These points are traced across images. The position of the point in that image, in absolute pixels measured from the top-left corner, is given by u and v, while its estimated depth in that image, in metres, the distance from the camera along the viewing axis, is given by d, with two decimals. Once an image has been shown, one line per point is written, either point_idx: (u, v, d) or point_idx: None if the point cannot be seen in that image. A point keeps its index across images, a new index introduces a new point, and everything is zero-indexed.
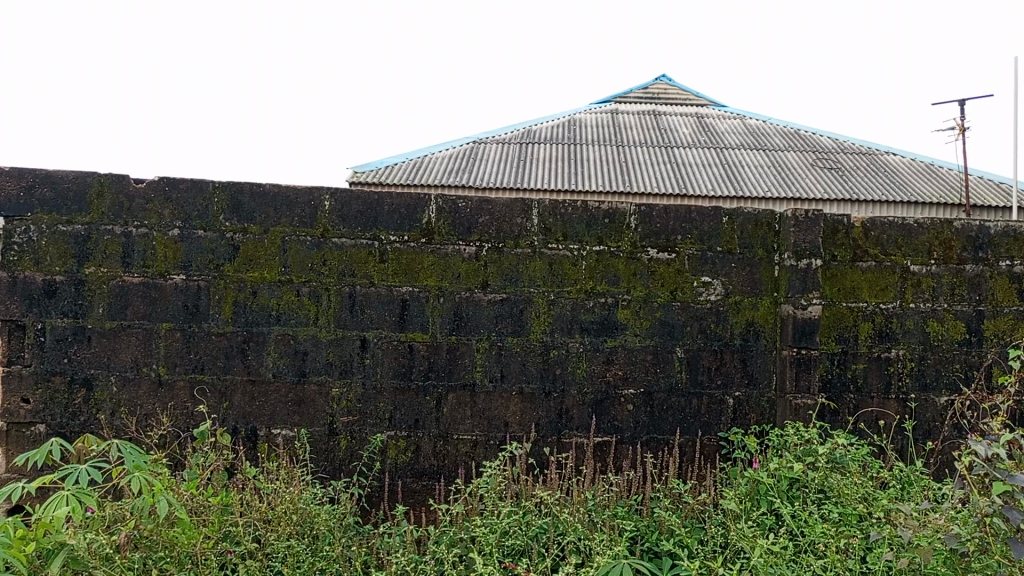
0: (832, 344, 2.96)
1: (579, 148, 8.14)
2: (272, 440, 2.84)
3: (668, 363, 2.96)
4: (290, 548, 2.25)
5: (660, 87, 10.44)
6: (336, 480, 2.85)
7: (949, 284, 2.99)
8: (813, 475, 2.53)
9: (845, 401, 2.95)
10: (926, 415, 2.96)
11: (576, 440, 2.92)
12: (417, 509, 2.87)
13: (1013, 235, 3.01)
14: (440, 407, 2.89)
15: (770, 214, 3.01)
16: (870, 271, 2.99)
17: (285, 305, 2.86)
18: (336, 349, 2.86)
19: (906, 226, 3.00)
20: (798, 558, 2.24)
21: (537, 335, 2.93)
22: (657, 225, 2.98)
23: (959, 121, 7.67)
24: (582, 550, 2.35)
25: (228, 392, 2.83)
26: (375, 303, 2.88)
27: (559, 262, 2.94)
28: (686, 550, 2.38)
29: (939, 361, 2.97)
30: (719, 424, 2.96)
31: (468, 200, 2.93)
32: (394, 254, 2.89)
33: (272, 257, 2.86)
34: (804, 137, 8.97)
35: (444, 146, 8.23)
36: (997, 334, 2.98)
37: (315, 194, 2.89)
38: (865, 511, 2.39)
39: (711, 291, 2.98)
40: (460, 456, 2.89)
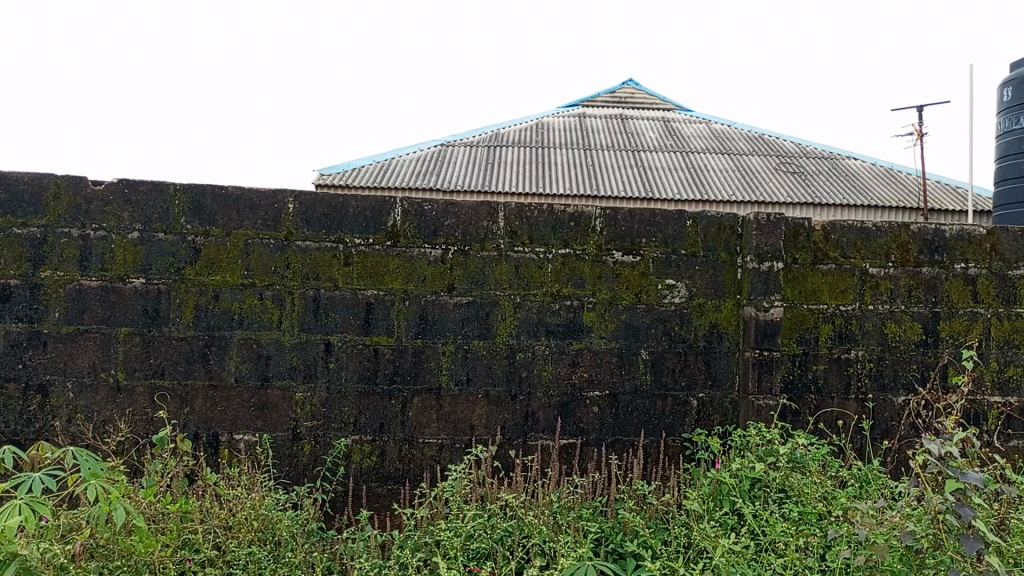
0: (793, 345, 3.00)
1: (548, 151, 8.17)
2: (234, 446, 2.80)
3: (633, 365, 2.98)
4: (252, 555, 2.23)
5: (627, 91, 10.53)
6: (299, 485, 2.82)
7: (907, 286, 3.06)
8: (774, 475, 2.56)
9: (806, 401, 2.99)
10: (885, 415, 3.02)
11: (542, 443, 2.93)
12: (382, 513, 2.85)
13: (968, 238, 3.08)
14: (406, 411, 2.88)
15: (733, 217, 3.05)
16: (831, 273, 3.04)
17: (248, 309, 2.82)
18: (301, 354, 2.84)
19: (865, 229, 3.05)
20: (759, 557, 2.26)
21: (503, 339, 2.93)
22: (622, 228, 3.00)
23: (918, 127, 7.84)
24: (548, 551, 2.35)
25: (190, 397, 2.78)
26: (339, 307, 2.86)
27: (525, 265, 2.95)
28: (650, 550, 2.39)
29: (896, 362, 3.03)
30: (684, 425, 2.99)
31: (434, 203, 2.92)
32: (359, 258, 2.88)
33: (234, 260, 2.83)
34: (769, 141, 9.11)
35: (412, 149, 8.21)
36: (953, 335, 3.05)
37: (279, 196, 2.86)
38: (825, 510, 2.42)
39: (676, 293, 3.01)
40: (425, 459, 2.87)
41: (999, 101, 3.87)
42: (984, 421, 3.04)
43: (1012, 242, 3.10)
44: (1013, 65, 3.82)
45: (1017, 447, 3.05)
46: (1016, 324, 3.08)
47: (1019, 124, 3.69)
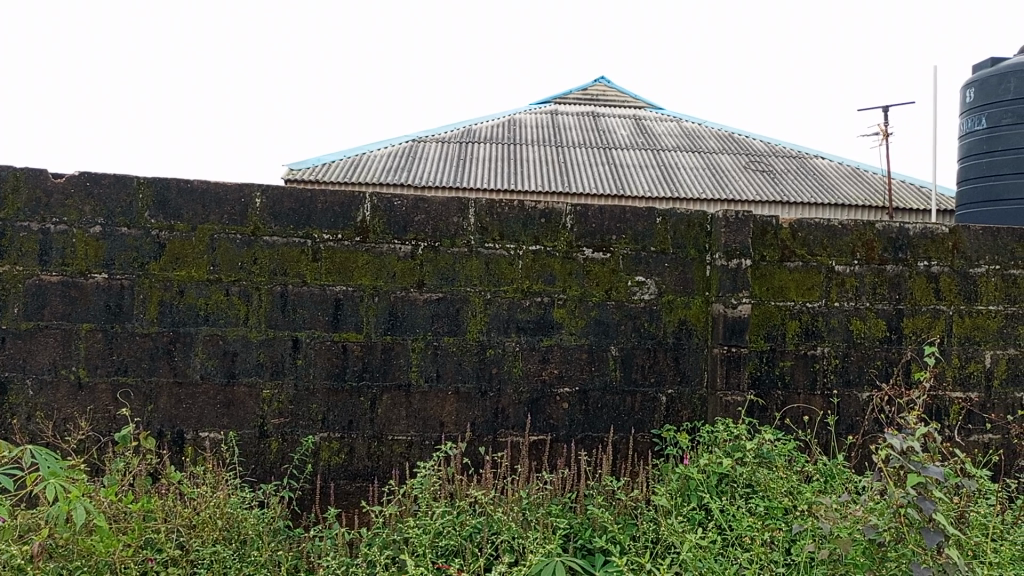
0: (761, 342, 3.03)
1: (520, 148, 8.17)
2: (199, 444, 2.76)
3: (603, 362, 2.99)
4: (216, 554, 2.20)
5: (599, 89, 10.56)
6: (266, 483, 2.79)
7: (871, 283, 3.10)
8: (741, 470, 2.59)
9: (773, 397, 3.03)
10: (850, 410, 3.06)
11: (512, 439, 2.92)
12: (350, 511, 2.82)
13: (931, 237, 3.13)
14: (375, 408, 2.85)
15: (702, 215, 3.07)
16: (797, 270, 3.07)
17: (214, 304, 2.78)
18: (268, 350, 2.80)
19: (831, 228, 3.09)
20: (726, 552, 2.28)
21: (473, 335, 2.92)
22: (593, 225, 3.00)
23: (883, 127, 7.96)
24: (516, 548, 2.36)
25: (154, 394, 2.74)
26: (307, 303, 2.83)
27: (495, 261, 2.94)
28: (619, 546, 2.40)
29: (861, 358, 3.08)
30: (653, 421, 3.00)
31: (404, 198, 2.90)
32: (327, 253, 2.85)
33: (200, 255, 2.78)
34: (739, 140, 9.19)
35: (383, 144, 8.16)
36: (916, 331, 3.11)
37: (245, 191, 2.81)
38: (791, 504, 2.45)
39: (645, 290, 3.02)
40: (394, 457, 2.86)
41: (961, 103, 3.95)
42: (946, 416, 3.10)
43: (974, 240, 3.15)
44: (975, 67, 3.90)
45: (977, 441, 3.11)
46: (978, 321, 3.14)
47: (981, 125, 3.77)
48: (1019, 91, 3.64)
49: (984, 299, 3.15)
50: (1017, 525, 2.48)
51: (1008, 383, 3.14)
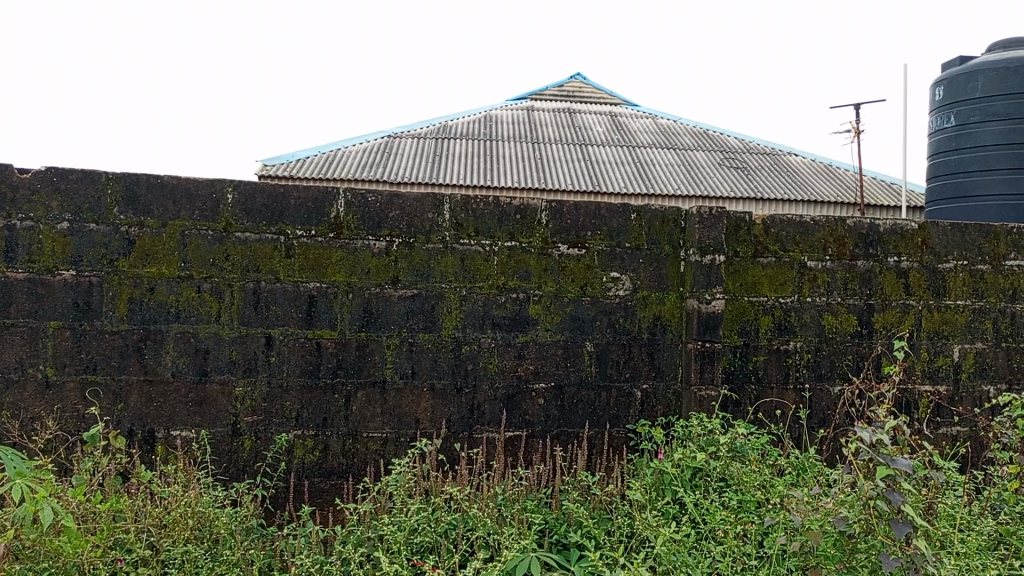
0: (734, 337, 3.05)
1: (496, 144, 8.16)
2: (170, 443, 2.72)
3: (578, 357, 2.99)
4: (187, 554, 2.18)
5: (576, 85, 10.46)
6: (239, 482, 2.76)
7: (842, 279, 3.14)
8: (715, 464, 2.60)
9: (747, 391, 3.05)
10: (821, 404, 3.09)
11: (487, 435, 2.92)
12: (324, 509, 2.80)
13: (901, 233, 3.17)
14: (349, 405, 2.84)
15: (676, 211, 3.09)
16: (770, 266, 3.10)
17: (185, 302, 2.75)
18: (240, 348, 2.78)
19: (803, 224, 3.12)
20: (699, 545, 2.30)
21: (448, 332, 2.91)
22: (568, 221, 3.01)
23: (855, 124, 8.05)
24: (492, 544, 2.36)
25: (124, 393, 2.70)
26: (280, 300, 2.81)
27: (470, 258, 2.94)
28: (593, 541, 2.41)
29: (833, 353, 3.11)
30: (628, 416, 3.01)
31: (378, 194, 2.88)
32: (301, 250, 2.82)
33: (170, 252, 2.75)
34: (714, 137, 9.25)
35: (359, 140, 8.10)
36: (886, 326, 3.15)
37: (217, 186, 2.78)
38: (763, 498, 2.47)
39: (620, 286, 3.04)
40: (369, 454, 2.84)
41: (931, 101, 4.01)
42: (915, 409, 3.15)
43: (942, 236, 3.20)
44: (944, 66, 3.96)
45: (946, 433, 3.16)
46: (946, 316, 3.19)
47: (950, 123, 3.82)
48: (986, 90, 3.69)
49: (953, 294, 3.20)
50: (983, 515, 2.53)
51: (975, 376, 3.20)
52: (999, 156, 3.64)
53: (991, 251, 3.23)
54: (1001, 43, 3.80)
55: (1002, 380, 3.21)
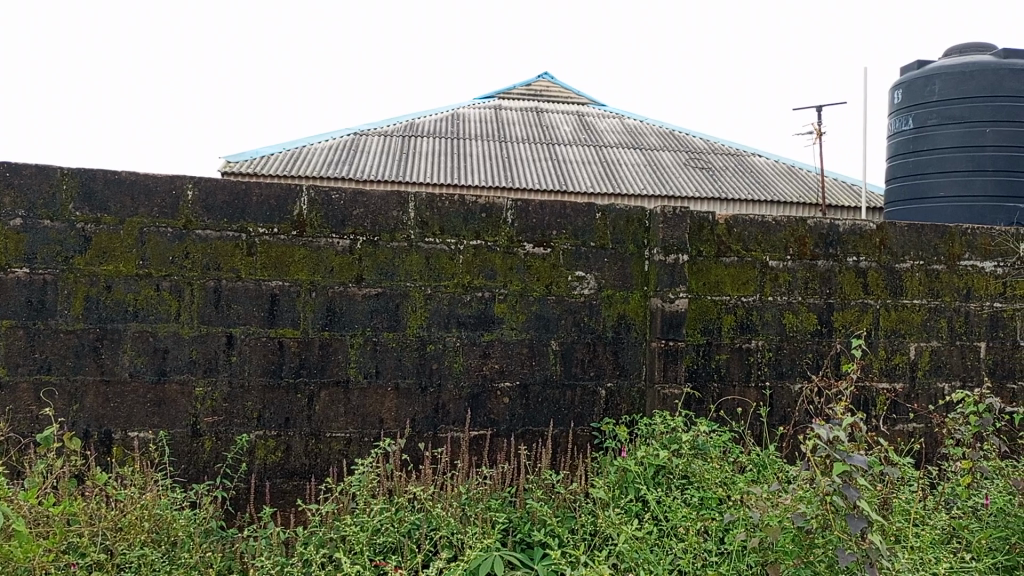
0: (697, 336, 3.09)
1: (463, 142, 8.14)
2: (128, 444, 2.67)
3: (543, 356, 3.00)
4: (144, 556, 2.15)
5: (543, 84, 10.50)
6: (198, 483, 2.72)
7: (803, 278, 3.19)
8: (678, 462, 2.63)
9: (709, 389, 3.09)
10: (782, 402, 3.14)
11: (452, 434, 2.92)
12: (286, 510, 2.77)
13: (859, 233, 3.23)
14: (312, 405, 2.81)
15: (641, 210, 3.11)
16: (733, 265, 3.13)
17: (143, 300, 2.70)
18: (201, 347, 2.73)
19: (765, 224, 3.16)
20: (660, 542, 2.32)
21: (413, 330, 2.90)
22: (533, 220, 3.01)
23: (817, 126, 8.18)
24: (455, 543, 2.36)
25: (79, 393, 2.64)
26: (242, 298, 2.77)
27: (435, 256, 2.93)
28: (557, 539, 2.42)
29: (794, 351, 3.16)
30: (592, 415, 3.03)
31: (342, 192, 2.86)
32: (263, 248, 2.79)
33: (128, 250, 2.69)
34: (679, 137, 9.33)
35: (325, 137, 8.02)
36: (845, 324, 3.21)
37: (177, 183, 2.73)
38: (725, 495, 2.50)
39: (585, 285, 3.05)
40: (333, 454, 2.81)
41: (890, 104, 4.09)
42: (873, 406, 3.21)
43: (900, 237, 3.26)
44: (902, 70, 4.04)
45: (902, 430, 3.23)
46: (902, 315, 3.26)
47: (908, 125, 3.90)
48: (942, 94, 3.77)
49: (909, 293, 3.26)
50: (937, 509, 2.58)
51: (931, 374, 3.27)
52: (955, 159, 3.72)
53: (946, 252, 3.30)
54: (957, 48, 3.88)
55: (956, 377, 3.29)
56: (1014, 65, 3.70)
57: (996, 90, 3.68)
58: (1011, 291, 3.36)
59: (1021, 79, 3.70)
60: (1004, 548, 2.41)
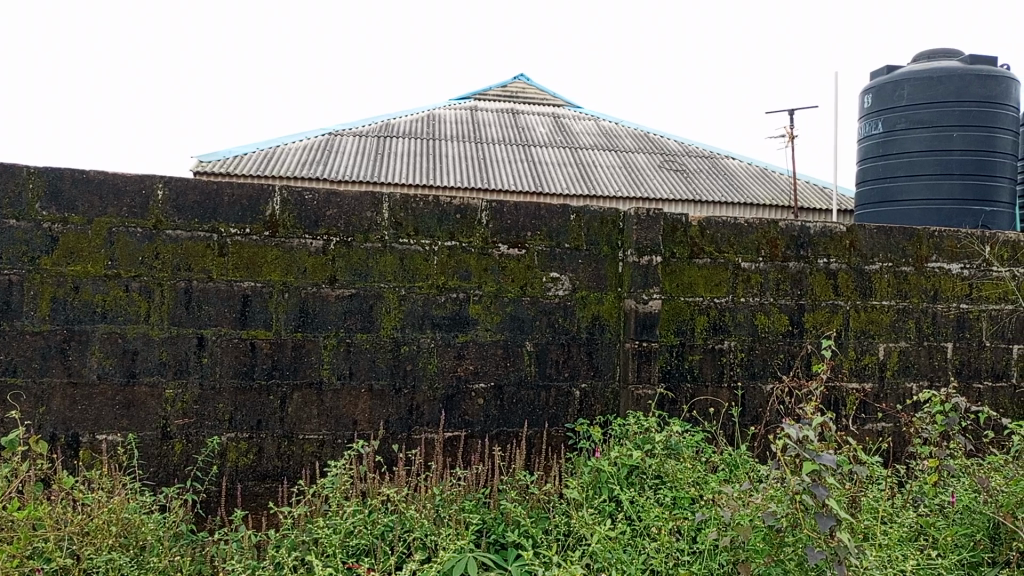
0: (671, 337, 3.11)
1: (439, 143, 8.12)
2: (96, 447, 2.63)
3: (518, 357, 3.00)
4: (112, 562, 2.12)
5: (519, 86, 10.50)
6: (168, 487, 2.68)
7: (775, 280, 3.22)
8: (651, 462, 2.64)
9: (682, 389, 3.11)
10: (754, 402, 3.17)
11: (426, 436, 2.91)
12: (257, 513, 2.75)
13: (830, 235, 3.27)
14: (285, 407, 2.79)
15: (615, 212, 3.12)
16: (706, 267, 3.16)
17: (112, 301, 2.66)
18: (171, 348, 2.70)
19: (737, 226, 3.19)
20: (634, 542, 2.33)
21: (387, 332, 2.89)
22: (508, 221, 3.01)
23: (789, 129, 8.27)
24: (429, 545, 2.35)
25: (46, 396, 2.59)
26: (213, 299, 2.74)
27: (409, 257, 2.92)
28: (531, 540, 2.43)
29: (765, 352, 3.20)
30: (567, 415, 3.04)
31: (315, 192, 2.84)
32: (235, 248, 2.76)
33: (96, 250, 2.65)
34: (654, 140, 9.39)
35: (299, 137, 7.97)
36: (816, 325, 3.25)
37: (147, 182, 2.69)
38: (697, 494, 2.52)
39: (560, 286, 3.06)
40: (305, 456, 2.79)
41: (861, 107, 4.14)
42: (843, 406, 3.26)
43: (869, 239, 3.31)
44: (872, 75, 4.10)
45: (870, 429, 3.28)
46: (872, 316, 3.31)
47: (877, 129, 3.97)
48: (911, 98, 3.83)
49: (878, 294, 3.31)
50: (905, 507, 2.62)
51: (899, 374, 3.32)
52: (923, 162, 3.78)
53: (914, 253, 3.35)
54: (925, 53, 3.95)
55: (924, 377, 3.34)
56: (981, 70, 3.75)
57: (963, 95, 3.74)
58: (977, 291, 3.42)
59: (987, 84, 3.75)
60: (969, 544, 2.46)
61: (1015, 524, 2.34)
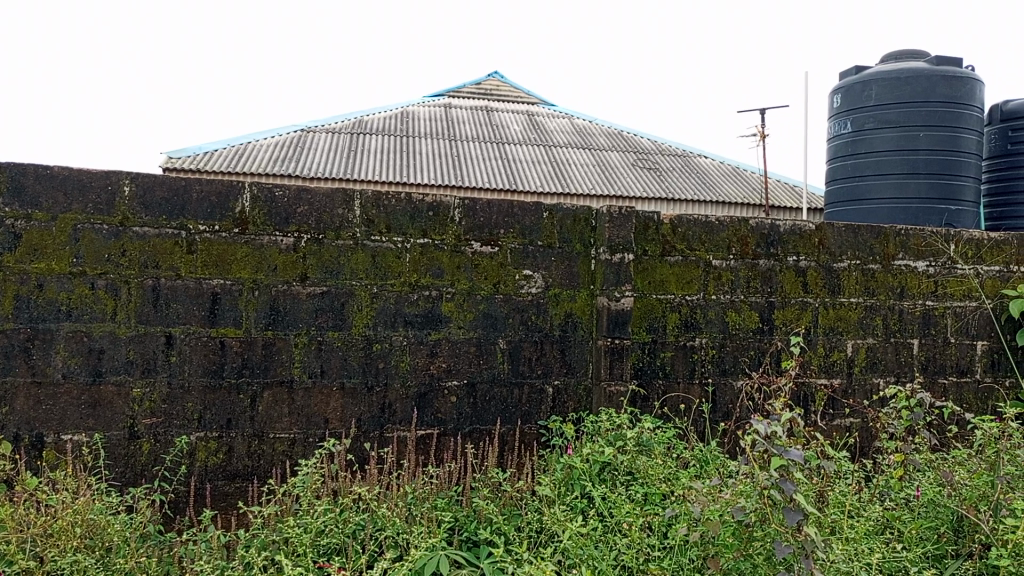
0: (643, 334, 3.13)
1: (412, 140, 8.09)
2: (61, 448, 2.58)
3: (490, 355, 3.00)
4: (77, 563, 2.09)
5: (494, 83, 10.49)
6: (135, 487, 2.64)
7: (745, 277, 3.25)
8: (623, 458, 2.66)
9: (654, 386, 3.13)
10: (724, 398, 3.21)
11: (398, 434, 2.90)
12: (227, 513, 2.72)
13: (799, 233, 3.31)
14: (255, 406, 2.76)
15: (588, 210, 3.13)
16: (677, 264, 3.18)
17: (78, 299, 2.61)
18: (138, 347, 2.66)
19: (709, 224, 3.22)
20: (605, 538, 2.34)
21: (359, 330, 2.87)
22: (481, 219, 3.01)
23: (760, 128, 8.34)
24: (400, 543, 2.35)
25: (9, 396, 2.55)
26: (182, 297, 2.70)
27: (382, 255, 2.90)
28: (503, 537, 2.43)
29: (736, 348, 3.23)
30: (540, 413, 3.04)
31: (285, 189, 2.81)
32: (204, 245, 2.73)
33: (61, 247, 2.60)
34: (628, 138, 9.43)
35: (271, 134, 7.89)
36: (785, 322, 3.29)
37: (113, 178, 2.65)
38: (668, 490, 2.54)
39: (532, 284, 3.06)
40: (276, 455, 2.77)
41: (830, 107, 4.19)
42: (812, 402, 3.30)
43: (838, 237, 3.35)
44: (842, 75, 4.14)
45: (838, 425, 3.33)
46: (840, 313, 3.35)
47: (847, 129, 4.02)
48: (879, 99, 3.88)
49: (846, 291, 3.36)
50: (872, 501, 2.67)
51: (867, 370, 3.37)
52: (891, 162, 3.84)
53: (881, 251, 3.41)
54: (894, 54, 4.00)
55: (890, 373, 3.40)
56: (947, 71, 3.81)
57: (930, 95, 3.80)
58: (942, 289, 3.48)
59: (953, 85, 3.81)
60: (933, 537, 2.50)
61: (978, 517, 2.39)
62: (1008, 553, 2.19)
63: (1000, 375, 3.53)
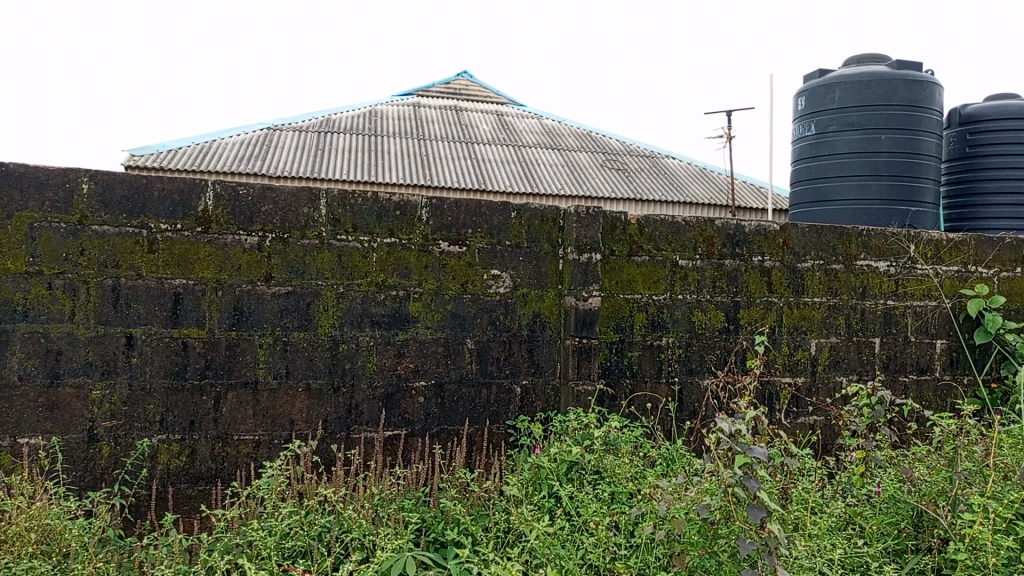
0: (610, 333, 3.14)
1: (380, 139, 8.03)
2: (17, 452, 2.52)
3: (458, 355, 2.99)
4: (32, 568, 2.04)
5: (462, 83, 10.46)
6: (94, 491, 2.59)
7: (711, 277, 3.28)
8: (590, 457, 2.67)
9: (622, 385, 3.15)
10: (691, 397, 3.24)
11: (365, 435, 2.88)
12: (189, 516, 2.68)
13: (764, 234, 3.35)
14: (218, 407, 2.72)
15: (556, 210, 3.13)
16: (644, 264, 3.20)
17: (34, 299, 2.55)
18: (98, 348, 2.60)
19: (675, 224, 3.24)
20: (572, 538, 2.35)
21: (325, 330, 2.84)
22: (449, 219, 2.99)
23: (726, 130, 8.43)
24: (367, 545, 2.33)
25: None
26: (142, 297, 2.66)
27: (348, 254, 2.88)
28: (470, 537, 2.43)
29: (702, 348, 3.26)
30: (508, 412, 3.04)
31: (249, 187, 2.77)
32: (165, 245, 2.68)
33: (17, 246, 2.54)
34: (597, 139, 9.48)
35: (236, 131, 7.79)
36: (750, 322, 3.33)
37: (71, 175, 2.59)
38: (634, 488, 2.56)
39: (501, 284, 3.05)
40: (240, 457, 2.73)
41: (795, 109, 4.25)
42: (777, 400, 3.34)
43: (801, 237, 3.39)
44: (806, 77, 4.20)
45: (802, 423, 3.37)
46: (804, 312, 3.40)
47: (811, 131, 4.07)
48: (843, 101, 3.94)
49: (810, 291, 3.41)
50: (835, 497, 2.72)
51: (830, 368, 3.42)
52: (853, 164, 3.90)
53: (844, 252, 3.46)
54: (857, 57, 4.06)
55: (853, 371, 3.45)
56: (908, 75, 3.88)
57: (891, 99, 3.86)
58: (903, 288, 3.54)
59: (914, 88, 3.88)
60: (893, 533, 2.54)
61: (937, 512, 2.43)
62: (965, 548, 2.23)
63: (958, 373, 3.61)
